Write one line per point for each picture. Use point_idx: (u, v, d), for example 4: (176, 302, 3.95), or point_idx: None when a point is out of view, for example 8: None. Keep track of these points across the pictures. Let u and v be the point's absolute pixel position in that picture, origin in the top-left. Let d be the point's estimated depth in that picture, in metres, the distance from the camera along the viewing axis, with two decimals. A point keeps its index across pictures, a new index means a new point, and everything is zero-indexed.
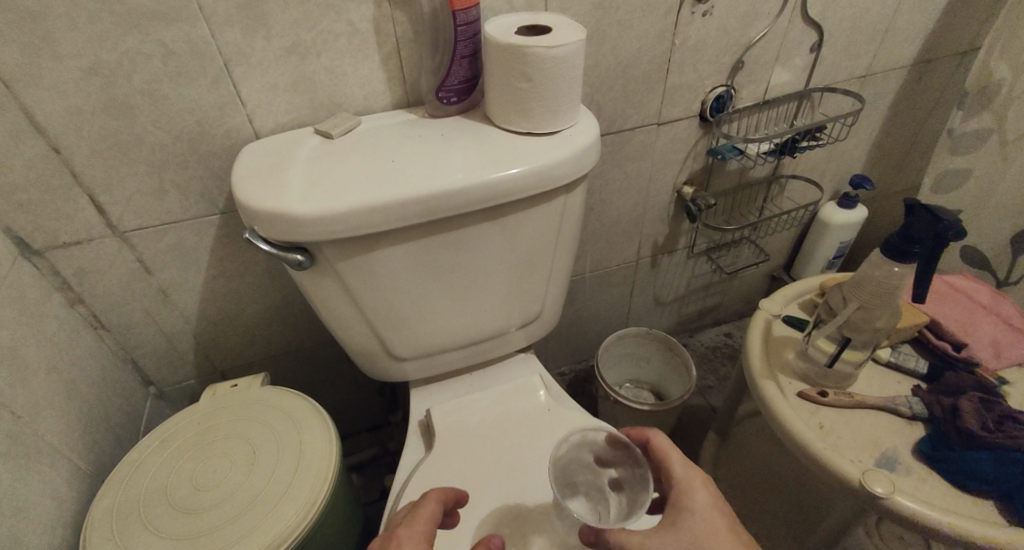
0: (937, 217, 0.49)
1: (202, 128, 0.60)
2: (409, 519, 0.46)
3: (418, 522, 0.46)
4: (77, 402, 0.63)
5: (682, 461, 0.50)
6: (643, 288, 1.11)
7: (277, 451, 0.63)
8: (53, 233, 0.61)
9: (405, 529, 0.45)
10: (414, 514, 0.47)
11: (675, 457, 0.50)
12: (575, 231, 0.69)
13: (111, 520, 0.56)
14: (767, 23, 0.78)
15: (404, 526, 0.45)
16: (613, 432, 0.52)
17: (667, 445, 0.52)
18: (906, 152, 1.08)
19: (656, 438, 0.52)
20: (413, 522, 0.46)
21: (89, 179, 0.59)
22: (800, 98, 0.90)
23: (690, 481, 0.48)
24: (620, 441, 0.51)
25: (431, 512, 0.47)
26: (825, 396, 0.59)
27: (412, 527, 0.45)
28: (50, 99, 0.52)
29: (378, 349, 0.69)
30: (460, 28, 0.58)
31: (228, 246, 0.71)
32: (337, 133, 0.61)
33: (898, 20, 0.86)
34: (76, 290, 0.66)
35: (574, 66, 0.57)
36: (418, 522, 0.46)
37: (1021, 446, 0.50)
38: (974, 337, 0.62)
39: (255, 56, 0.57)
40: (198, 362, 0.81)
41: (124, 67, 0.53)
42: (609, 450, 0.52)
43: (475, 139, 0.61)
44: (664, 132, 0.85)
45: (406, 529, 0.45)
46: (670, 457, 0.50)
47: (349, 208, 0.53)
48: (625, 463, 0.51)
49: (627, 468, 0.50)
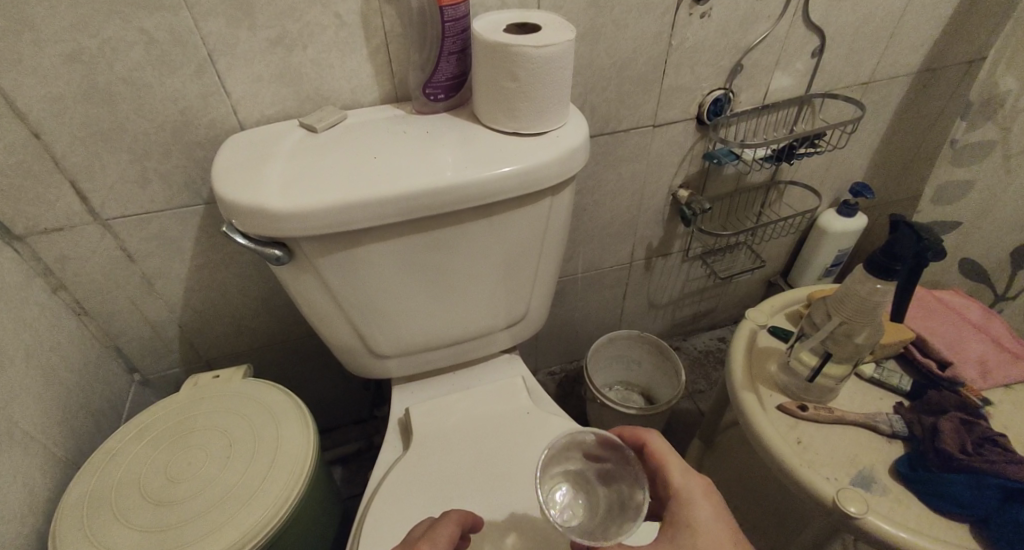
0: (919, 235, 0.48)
1: (185, 118, 0.59)
2: (429, 535, 0.46)
3: (440, 540, 0.45)
4: (56, 388, 0.63)
5: (680, 468, 0.48)
6: (636, 290, 1.10)
7: (254, 444, 0.63)
8: (35, 219, 0.61)
9: (426, 543, 0.44)
10: (434, 528, 0.47)
11: (672, 461, 0.48)
12: (561, 233, 0.68)
13: (84, 509, 0.56)
14: (768, 26, 0.77)
15: (426, 541, 0.45)
16: (601, 433, 0.50)
17: (665, 448, 0.49)
18: (909, 161, 1.06)
19: (652, 440, 0.50)
20: (433, 537, 0.45)
21: (71, 166, 0.59)
22: (800, 103, 0.88)
23: (691, 486, 0.47)
24: (609, 441, 0.50)
25: (449, 536, 0.46)
26: (806, 411, 0.58)
27: (434, 544, 0.45)
28: (29, 85, 0.52)
29: (359, 346, 0.69)
30: (448, 23, 0.57)
31: (212, 236, 0.70)
32: (321, 127, 0.61)
33: (905, 26, 0.84)
34: (58, 276, 0.66)
35: (563, 66, 0.56)
36: (439, 542, 0.45)
37: (996, 470, 0.49)
38: (960, 355, 0.61)
39: (239, 46, 0.56)
40: (184, 351, 0.81)
41: (105, 54, 0.53)
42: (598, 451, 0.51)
43: (461, 137, 0.60)
44: (660, 134, 0.84)
45: (427, 543, 0.44)
46: (666, 462, 0.48)
47: (329, 205, 0.52)
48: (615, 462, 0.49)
49: (619, 468, 0.49)
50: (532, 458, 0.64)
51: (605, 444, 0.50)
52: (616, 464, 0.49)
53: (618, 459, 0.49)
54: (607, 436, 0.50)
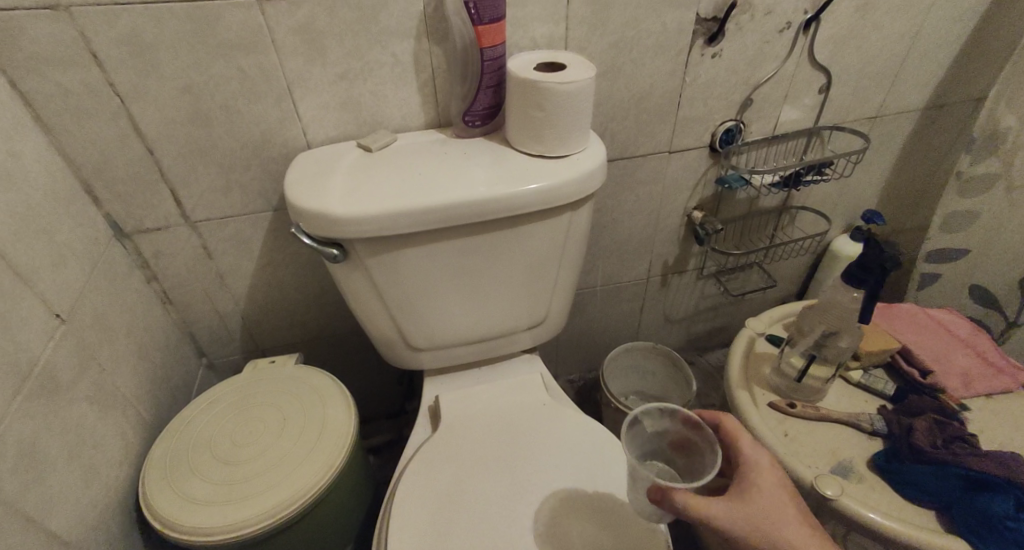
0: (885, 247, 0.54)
1: (265, 138, 0.71)
2: None
3: None
4: (146, 361, 0.74)
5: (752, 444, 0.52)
6: (653, 305, 1.17)
7: (304, 420, 0.73)
8: (140, 220, 0.73)
9: None
10: None
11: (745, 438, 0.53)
12: (579, 244, 0.76)
13: (164, 465, 0.67)
14: (776, 65, 0.84)
15: None
16: (684, 412, 0.54)
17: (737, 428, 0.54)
18: (923, 191, 1.10)
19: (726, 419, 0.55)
20: None
21: (173, 177, 0.71)
22: (808, 135, 0.94)
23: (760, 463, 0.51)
24: (690, 420, 0.53)
25: None
26: (794, 407, 0.64)
27: None
28: (150, 111, 0.65)
29: (397, 339, 0.78)
30: (487, 62, 0.67)
31: (277, 238, 0.81)
32: (375, 148, 0.71)
33: (909, 67, 0.90)
34: (152, 269, 0.78)
35: (584, 99, 0.65)
36: None
37: (962, 462, 0.54)
38: (944, 366, 0.67)
39: (312, 80, 0.68)
40: (244, 340, 0.92)
41: (208, 86, 0.65)
42: (679, 428, 0.54)
43: (494, 158, 0.69)
44: (675, 160, 0.92)
45: None
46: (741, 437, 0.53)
47: (381, 212, 0.62)
48: (696, 439, 0.53)
49: (699, 442, 0.53)
50: (551, 443, 0.71)
51: (687, 423, 0.54)
52: (699, 441, 0.53)
53: (696, 435, 0.53)
54: (688, 414, 0.53)
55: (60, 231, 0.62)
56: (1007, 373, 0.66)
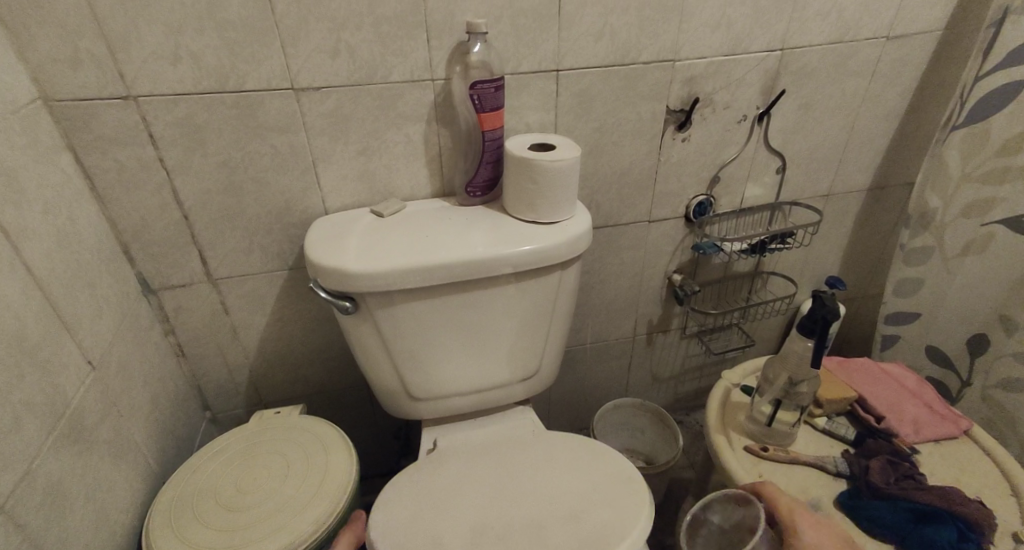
0: (825, 303, 0.65)
1: (288, 205, 0.80)
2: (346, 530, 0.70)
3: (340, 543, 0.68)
4: (157, 409, 0.78)
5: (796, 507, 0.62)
6: (639, 364, 1.23)
7: (306, 467, 0.76)
8: (166, 277, 0.80)
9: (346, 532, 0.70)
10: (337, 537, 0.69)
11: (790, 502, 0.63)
12: (568, 302, 0.84)
13: (169, 511, 0.69)
14: (736, 150, 0.97)
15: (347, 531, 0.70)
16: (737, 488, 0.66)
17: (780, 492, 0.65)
18: (879, 259, 1.21)
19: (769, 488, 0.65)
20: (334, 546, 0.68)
21: (202, 240, 0.79)
22: (771, 209, 1.06)
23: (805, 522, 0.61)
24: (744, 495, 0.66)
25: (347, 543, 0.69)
26: (767, 450, 0.73)
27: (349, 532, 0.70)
28: (190, 181, 0.73)
29: (399, 389, 0.83)
30: (487, 142, 0.78)
31: (289, 295, 0.88)
32: (387, 214, 0.80)
33: (852, 153, 1.03)
34: (171, 323, 0.84)
35: (572, 174, 0.75)
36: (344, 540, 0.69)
37: (910, 497, 0.64)
38: (897, 414, 0.77)
39: (335, 156, 0.78)
40: (249, 393, 0.96)
41: (244, 161, 0.74)
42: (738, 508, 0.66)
43: (493, 224, 0.78)
44: (654, 228, 1.02)
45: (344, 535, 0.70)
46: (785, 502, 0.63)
47: (392, 270, 0.69)
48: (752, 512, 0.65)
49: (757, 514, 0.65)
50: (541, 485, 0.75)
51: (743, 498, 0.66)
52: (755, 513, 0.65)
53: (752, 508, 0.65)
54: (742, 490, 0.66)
55: (98, 286, 0.69)
56: (949, 419, 0.77)
